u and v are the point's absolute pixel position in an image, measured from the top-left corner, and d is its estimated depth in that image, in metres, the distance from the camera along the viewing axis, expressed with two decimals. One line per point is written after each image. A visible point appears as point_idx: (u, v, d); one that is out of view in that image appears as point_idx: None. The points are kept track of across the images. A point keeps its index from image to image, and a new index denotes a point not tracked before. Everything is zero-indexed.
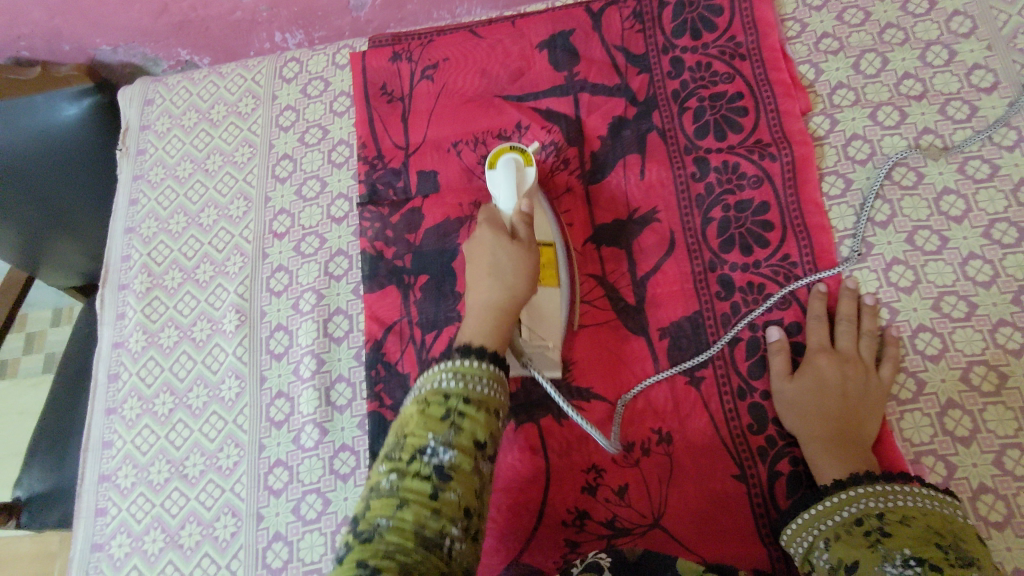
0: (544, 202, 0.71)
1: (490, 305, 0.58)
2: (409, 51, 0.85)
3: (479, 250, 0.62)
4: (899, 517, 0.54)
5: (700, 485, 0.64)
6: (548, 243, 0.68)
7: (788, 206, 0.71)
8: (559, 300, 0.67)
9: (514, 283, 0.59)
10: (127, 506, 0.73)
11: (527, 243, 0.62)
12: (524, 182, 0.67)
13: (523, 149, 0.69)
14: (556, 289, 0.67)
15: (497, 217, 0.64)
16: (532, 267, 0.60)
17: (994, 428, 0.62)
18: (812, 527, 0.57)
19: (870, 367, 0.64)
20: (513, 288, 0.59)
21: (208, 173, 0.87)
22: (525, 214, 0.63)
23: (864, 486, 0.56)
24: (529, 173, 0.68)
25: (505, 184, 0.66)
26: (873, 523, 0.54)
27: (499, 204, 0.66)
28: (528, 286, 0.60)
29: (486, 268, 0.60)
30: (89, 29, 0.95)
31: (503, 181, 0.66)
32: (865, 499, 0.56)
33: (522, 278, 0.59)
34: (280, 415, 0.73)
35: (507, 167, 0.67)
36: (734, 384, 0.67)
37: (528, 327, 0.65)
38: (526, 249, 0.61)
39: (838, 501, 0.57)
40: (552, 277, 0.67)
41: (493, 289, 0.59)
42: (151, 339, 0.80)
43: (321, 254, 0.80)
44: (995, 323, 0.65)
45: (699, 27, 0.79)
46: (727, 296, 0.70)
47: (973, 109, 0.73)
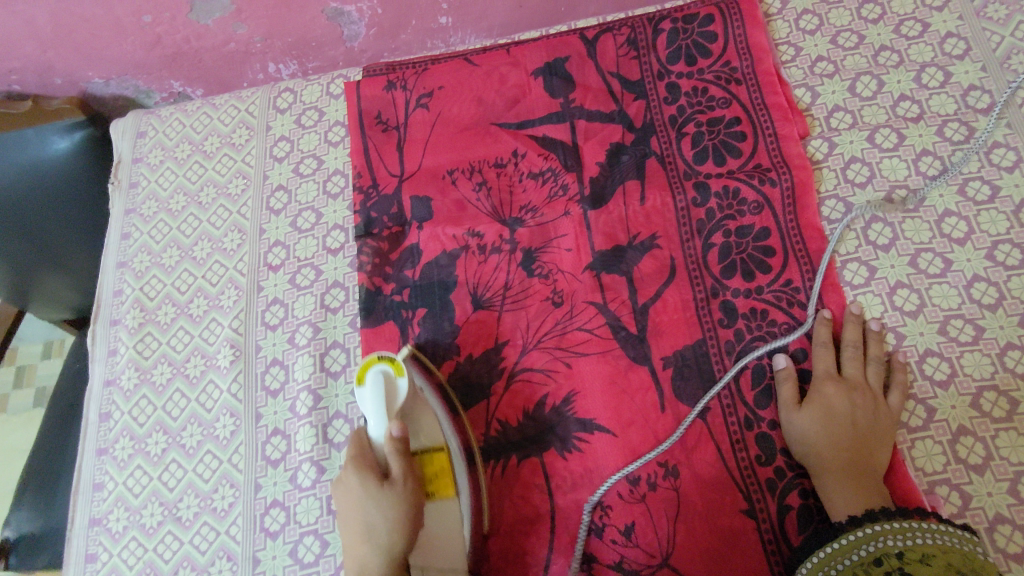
0: (429, 394, 0.65)
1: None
2: (403, 80, 0.85)
3: (351, 501, 0.59)
4: (918, 555, 0.53)
5: (710, 522, 0.62)
6: (437, 448, 0.63)
7: (789, 231, 0.71)
8: (457, 518, 0.62)
9: (391, 545, 0.57)
10: (118, 551, 0.71)
11: (398, 484, 0.58)
12: (395, 400, 0.61)
13: (392, 354, 0.63)
14: (454, 504, 0.62)
15: (367, 449, 0.60)
16: (407, 514, 0.58)
17: (1007, 455, 0.60)
18: (829, 565, 0.56)
19: (879, 394, 0.63)
20: (387, 545, 0.57)
21: (201, 206, 0.86)
22: (397, 442, 0.59)
23: (882, 523, 0.56)
24: (400, 386, 0.62)
25: (373, 405, 0.60)
26: (894, 563, 0.54)
27: (370, 433, 0.61)
28: (406, 546, 0.57)
29: (358, 520, 0.58)
30: (82, 62, 0.94)
31: (370, 400, 0.61)
32: (885, 537, 0.55)
33: (396, 544, 0.57)
34: (277, 453, 0.71)
35: (373, 387, 0.61)
36: (741, 414, 0.65)
37: (420, 562, 0.61)
38: (401, 497, 0.58)
39: (856, 537, 0.56)
40: (446, 493, 0.62)
41: (367, 555, 0.57)
42: (144, 376, 0.78)
43: (317, 286, 0.78)
44: (1003, 347, 0.64)
45: (693, 53, 0.79)
46: (731, 323, 0.68)
47: (970, 130, 0.72)
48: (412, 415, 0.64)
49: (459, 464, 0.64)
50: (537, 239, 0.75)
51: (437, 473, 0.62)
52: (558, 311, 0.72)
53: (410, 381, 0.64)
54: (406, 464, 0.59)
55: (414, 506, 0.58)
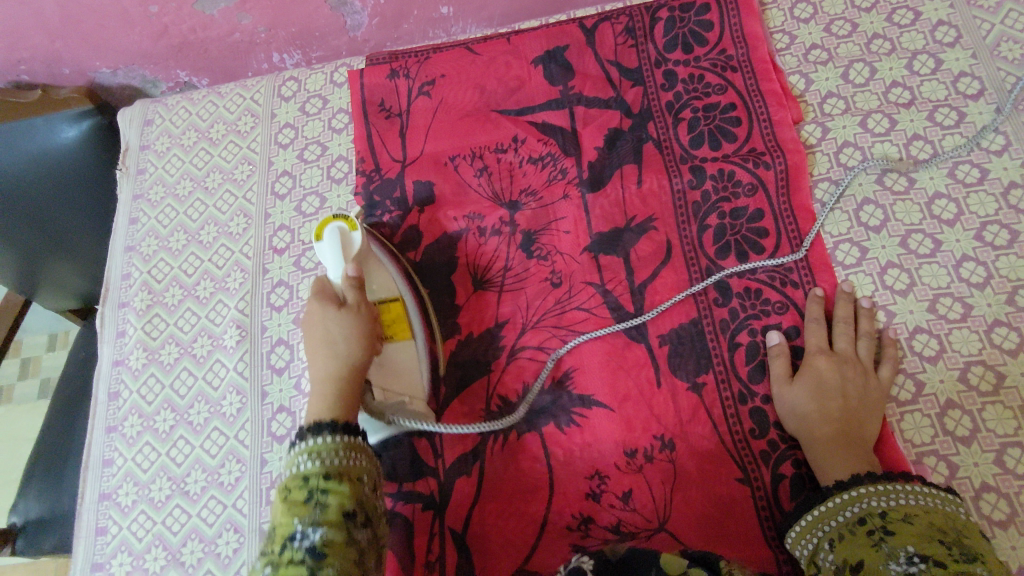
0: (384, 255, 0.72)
1: (323, 376, 0.61)
2: (406, 68, 0.86)
3: (311, 322, 0.64)
4: (901, 515, 0.54)
5: (705, 490, 0.64)
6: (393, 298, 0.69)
7: (782, 213, 0.72)
8: (412, 356, 0.68)
9: (349, 354, 0.62)
10: (127, 525, 0.73)
11: (353, 309, 0.65)
12: (350, 248, 0.68)
13: (347, 213, 0.70)
14: (410, 343, 0.68)
15: (326, 287, 0.66)
16: (363, 330, 0.64)
17: (994, 427, 0.62)
18: (817, 528, 0.57)
19: (869, 369, 0.65)
20: (345, 351, 0.62)
21: (207, 191, 0.88)
22: (352, 278, 0.66)
23: (866, 486, 0.57)
24: (354, 239, 0.69)
25: (332, 257, 0.68)
26: (877, 522, 0.55)
27: (330, 277, 0.68)
28: (363, 356, 0.63)
29: (315, 339, 0.63)
30: (90, 52, 0.96)
31: (328, 253, 0.68)
32: (868, 498, 0.56)
33: (353, 353, 0.62)
34: (282, 429, 0.73)
35: (332, 237, 0.68)
36: (735, 389, 0.67)
37: (379, 388, 0.66)
38: (356, 316, 0.64)
39: (841, 502, 0.57)
40: (402, 331, 0.68)
41: (325, 360, 0.62)
42: (152, 356, 0.80)
43: (321, 268, 0.80)
44: (990, 323, 0.66)
45: (690, 41, 0.81)
46: (725, 302, 0.70)
47: (960, 115, 0.74)
48: (368, 268, 0.70)
49: (413, 312, 0.70)
50: (537, 221, 0.77)
51: (392, 313, 0.68)
52: (557, 291, 0.74)
53: (365, 242, 0.70)
54: (361, 295, 0.66)
55: (370, 324, 0.65)
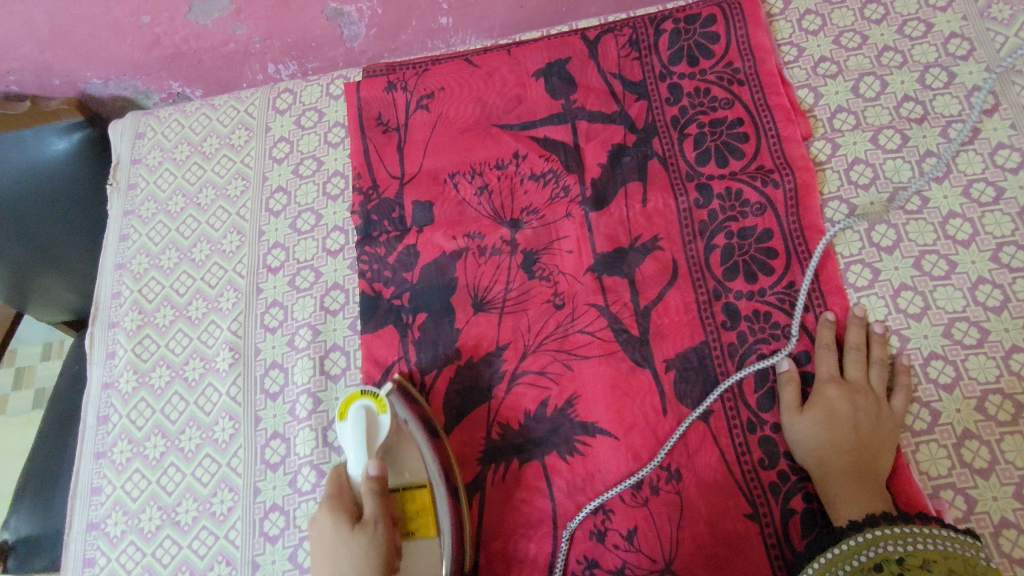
0: (415, 432, 0.65)
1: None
2: (404, 80, 0.84)
3: (322, 543, 0.58)
4: (919, 561, 0.53)
5: (713, 527, 0.62)
6: (419, 485, 0.63)
7: (792, 233, 0.70)
8: (437, 561, 0.61)
9: None
10: (116, 555, 0.70)
11: (370, 524, 0.58)
12: (376, 435, 0.62)
13: (375, 389, 0.64)
14: (435, 543, 0.62)
15: (343, 494, 0.60)
16: (381, 555, 0.57)
17: (1013, 459, 0.60)
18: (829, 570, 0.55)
19: (882, 398, 0.63)
20: None
21: (200, 208, 0.86)
22: (372, 483, 0.59)
23: (882, 528, 0.55)
24: (382, 421, 0.63)
25: (354, 441, 0.62)
26: (893, 569, 0.53)
27: (350, 473, 0.62)
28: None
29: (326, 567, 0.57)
30: (80, 63, 0.94)
31: (350, 436, 0.62)
32: (883, 542, 0.54)
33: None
34: (276, 457, 0.71)
35: (354, 421, 0.62)
36: (744, 417, 0.65)
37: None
38: (370, 536, 0.57)
39: (854, 544, 0.55)
40: (427, 532, 0.62)
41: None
42: (142, 379, 0.78)
43: (316, 288, 0.78)
44: (1008, 349, 0.63)
45: (695, 54, 0.79)
46: (733, 325, 0.68)
47: (974, 131, 0.72)
48: (394, 454, 0.64)
49: (441, 502, 0.63)
50: (539, 241, 0.75)
51: (416, 517, 0.62)
52: (560, 313, 0.71)
53: (394, 416, 0.65)
54: (381, 506, 0.59)
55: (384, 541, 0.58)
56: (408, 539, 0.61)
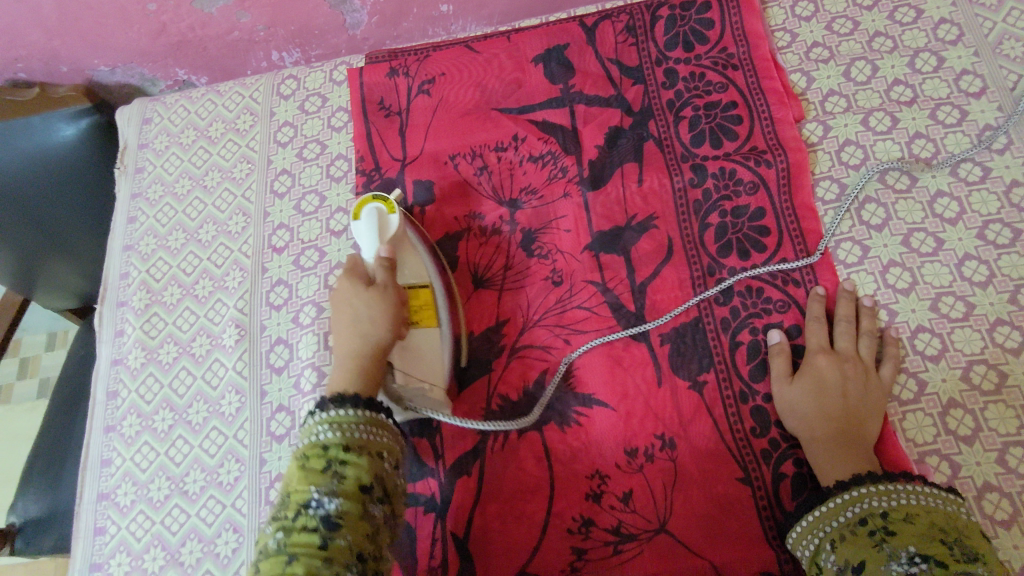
0: (417, 239, 0.72)
1: (346, 359, 0.61)
2: (406, 66, 0.86)
3: (341, 302, 0.65)
4: (902, 515, 0.54)
5: (706, 490, 0.64)
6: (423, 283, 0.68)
7: (784, 211, 0.72)
8: (436, 341, 0.67)
9: (373, 332, 0.62)
10: (126, 524, 0.72)
11: (381, 285, 0.64)
12: (387, 231, 0.69)
13: (386, 196, 0.71)
14: (436, 329, 0.67)
15: (359, 265, 0.67)
16: (390, 304, 0.64)
17: (996, 426, 0.62)
18: (818, 526, 0.57)
19: (870, 367, 0.65)
20: (369, 333, 0.62)
21: (206, 190, 0.88)
22: (384, 261, 0.66)
23: (868, 485, 0.57)
24: (392, 221, 0.70)
25: (368, 237, 0.69)
26: (878, 523, 0.55)
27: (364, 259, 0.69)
28: (388, 330, 0.62)
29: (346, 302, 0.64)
30: (88, 50, 0.95)
31: (365, 232, 0.69)
32: (868, 497, 0.56)
33: (377, 311, 0.63)
34: (281, 429, 0.73)
35: (368, 218, 0.70)
36: (736, 388, 0.67)
37: (400, 372, 0.65)
38: (384, 294, 0.64)
39: (841, 501, 0.57)
40: (429, 319, 0.67)
41: (350, 338, 0.62)
42: (150, 355, 0.80)
43: (320, 267, 0.80)
44: (992, 322, 0.65)
45: (690, 39, 0.81)
46: (727, 300, 0.70)
47: (962, 113, 0.74)
48: (402, 252, 0.70)
49: (441, 297, 0.69)
50: (537, 220, 0.77)
51: (419, 301, 0.67)
52: (558, 290, 0.73)
53: (402, 225, 0.71)
54: (390, 276, 0.65)
55: (396, 303, 0.64)
56: (411, 321, 0.67)
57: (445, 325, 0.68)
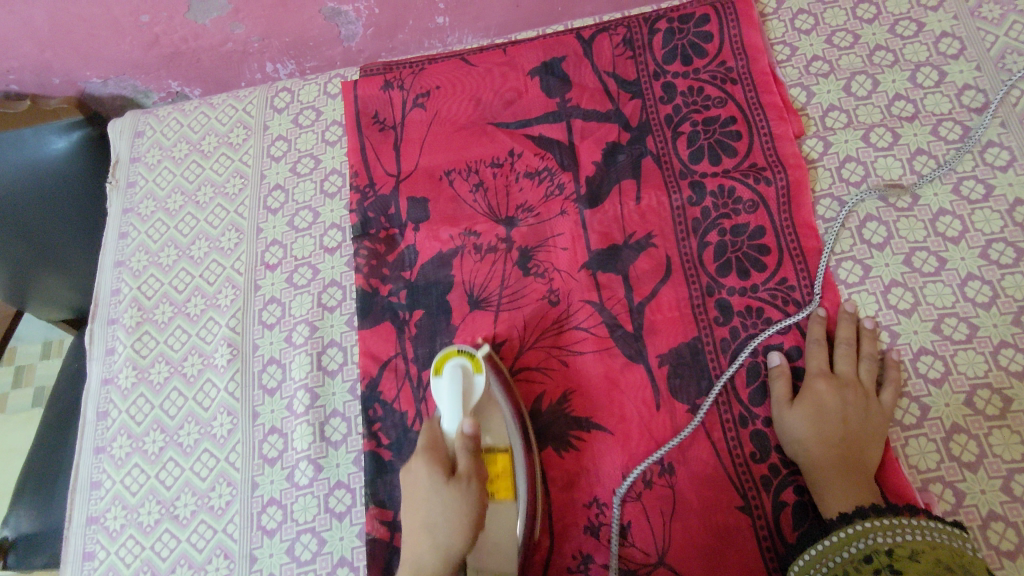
0: (501, 396, 0.66)
1: (420, 572, 0.56)
2: (401, 79, 0.85)
3: (416, 489, 0.59)
4: (907, 552, 0.53)
5: (705, 518, 0.62)
6: (501, 450, 0.64)
7: (784, 230, 0.71)
8: (513, 527, 0.62)
9: (449, 541, 0.56)
10: (115, 549, 0.71)
11: (464, 480, 0.58)
12: (471, 393, 0.64)
13: (472, 350, 0.65)
14: (512, 507, 0.62)
15: (438, 442, 0.61)
16: (471, 512, 0.57)
17: (1000, 453, 0.61)
18: (821, 561, 0.56)
19: (871, 392, 0.63)
20: (445, 543, 0.56)
21: (198, 205, 0.87)
22: (467, 438, 0.60)
23: (871, 520, 0.56)
24: (477, 382, 0.64)
25: (449, 399, 0.62)
26: (882, 560, 0.54)
27: (443, 426, 0.62)
28: (468, 542, 0.57)
29: (421, 516, 0.58)
30: (80, 62, 0.94)
31: (446, 394, 0.63)
32: (872, 533, 0.55)
33: (455, 537, 0.56)
34: (274, 451, 0.72)
35: (452, 377, 0.63)
36: (735, 412, 0.66)
37: (475, 568, 0.61)
38: (465, 490, 0.58)
39: (845, 536, 0.56)
40: (504, 495, 0.62)
41: (427, 554, 0.56)
42: (141, 375, 0.78)
43: (314, 285, 0.79)
44: (996, 345, 0.64)
45: (689, 53, 0.80)
46: (726, 321, 0.69)
47: (964, 129, 0.73)
48: (480, 418, 0.64)
49: (520, 470, 0.64)
50: (534, 238, 0.75)
51: (498, 488, 0.62)
52: (555, 310, 0.72)
53: (487, 381, 0.65)
54: (474, 463, 0.59)
55: (476, 501, 0.58)
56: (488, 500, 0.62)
57: (524, 498, 0.63)
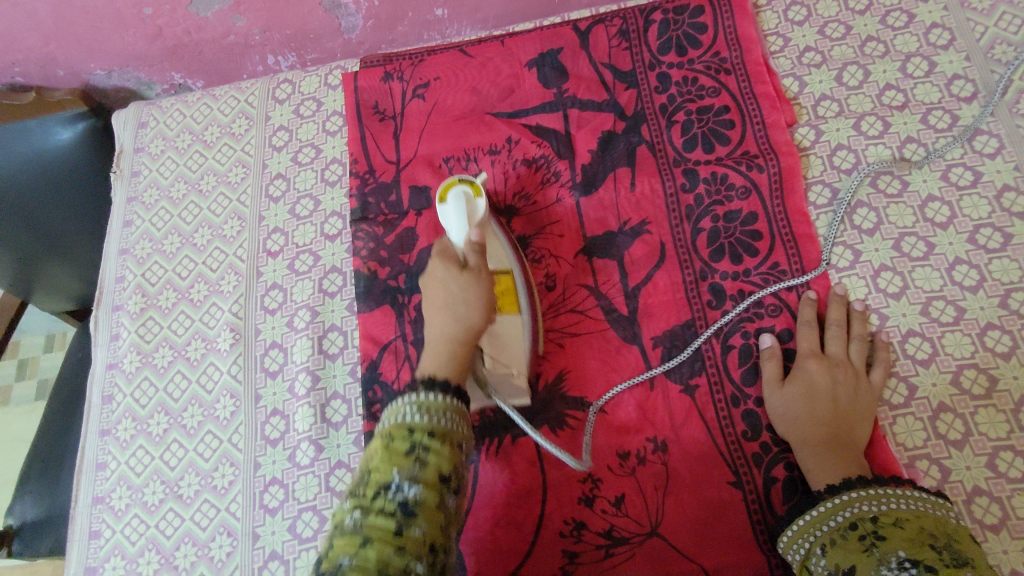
0: (496, 227, 0.69)
1: (445, 337, 0.58)
2: (400, 70, 0.86)
3: (433, 285, 0.61)
4: (892, 519, 0.54)
5: (697, 493, 0.64)
6: (504, 270, 0.67)
7: (776, 216, 0.72)
8: (520, 327, 0.66)
9: (469, 315, 0.59)
10: (120, 528, 0.73)
11: (478, 270, 0.61)
12: (475, 213, 0.65)
13: (472, 179, 0.67)
14: (518, 317, 0.66)
15: (449, 249, 0.63)
16: (487, 293, 0.60)
17: (986, 430, 0.62)
18: (808, 530, 0.58)
19: (861, 372, 0.65)
20: (465, 317, 0.59)
21: (201, 194, 0.88)
22: (475, 244, 0.62)
23: (858, 490, 0.57)
24: (479, 206, 0.65)
25: (456, 219, 0.64)
26: (868, 527, 0.55)
27: (451, 238, 0.64)
28: (486, 319, 0.60)
29: (440, 293, 0.60)
30: (84, 54, 0.96)
31: (453, 216, 0.64)
32: (858, 502, 0.56)
33: (475, 297, 0.60)
34: (276, 433, 0.73)
35: (456, 200, 0.64)
36: (727, 392, 0.67)
37: (490, 359, 0.65)
38: (478, 279, 0.61)
39: (832, 506, 0.57)
40: (511, 307, 0.66)
41: (450, 326, 0.59)
42: (145, 359, 0.80)
43: (315, 272, 0.80)
44: (983, 327, 0.66)
45: (684, 44, 0.81)
46: (719, 305, 0.70)
47: (954, 118, 0.74)
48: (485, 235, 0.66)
49: (521, 285, 0.68)
50: (531, 225, 0.77)
51: (505, 294, 0.66)
52: (551, 294, 0.74)
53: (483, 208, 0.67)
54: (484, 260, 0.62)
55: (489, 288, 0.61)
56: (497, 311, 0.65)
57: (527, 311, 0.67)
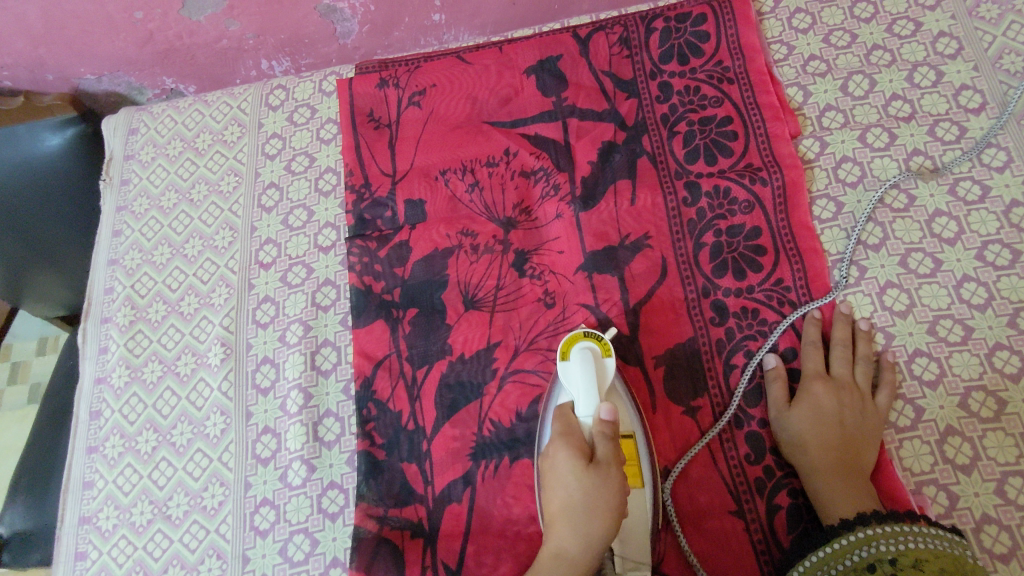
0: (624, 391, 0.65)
1: (563, 556, 0.55)
2: (396, 77, 0.84)
3: (556, 477, 0.58)
4: (912, 561, 0.53)
5: (698, 522, 0.62)
6: (627, 435, 0.62)
7: (780, 231, 0.71)
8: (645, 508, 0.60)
9: (591, 530, 0.55)
10: (108, 549, 0.71)
11: (604, 468, 0.57)
12: (604, 378, 0.63)
13: (600, 336, 0.64)
14: (643, 494, 0.60)
15: (572, 427, 0.60)
16: (610, 502, 0.55)
17: (994, 455, 0.61)
18: (824, 567, 0.56)
19: (867, 395, 0.63)
20: (585, 528, 0.55)
21: (192, 204, 0.86)
22: (605, 426, 0.59)
23: (876, 527, 0.55)
24: (607, 365, 0.63)
25: (583, 382, 0.62)
26: (887, 569, 0.54)
27: (576, 409, 0.62)
28: (608, 528, 0.55)
29: (558, 492, 0.57)
30: (73, 59, 0.94)
31: (579, 378, 0.62)
32: (875, 541, 0.55)
33: (587, 520, 0.55)
34: (267, 451, 0.71)
35: (582, 360, 0.62)
36: (730, 413, 0.66)
37: (617, 552, 0.59)
38: (602, 478, 0.56)
39: (850, 542, 0.56)
40: (637, 483, 0.60)
41: (567, 490, 0.56)
42: (135, 374, 0.78)
43: (308, 285, 0.78)
44: (991, 347, 0.64)
45: (685, 52, 0.79)
46: (721, 321, 0.69)
47: (961, 130, 0.72)
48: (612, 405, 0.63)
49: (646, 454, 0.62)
50: (529, 241, 0.75)
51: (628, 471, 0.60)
52: (550, 312, 0.72)
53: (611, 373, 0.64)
54: (612, 450, 0.58)
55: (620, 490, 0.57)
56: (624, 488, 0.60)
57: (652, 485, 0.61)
